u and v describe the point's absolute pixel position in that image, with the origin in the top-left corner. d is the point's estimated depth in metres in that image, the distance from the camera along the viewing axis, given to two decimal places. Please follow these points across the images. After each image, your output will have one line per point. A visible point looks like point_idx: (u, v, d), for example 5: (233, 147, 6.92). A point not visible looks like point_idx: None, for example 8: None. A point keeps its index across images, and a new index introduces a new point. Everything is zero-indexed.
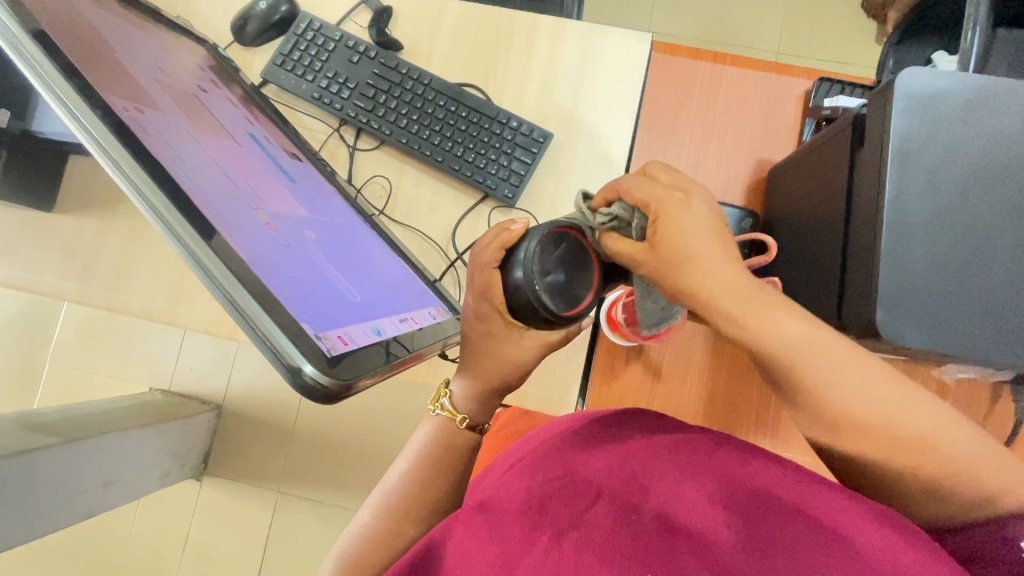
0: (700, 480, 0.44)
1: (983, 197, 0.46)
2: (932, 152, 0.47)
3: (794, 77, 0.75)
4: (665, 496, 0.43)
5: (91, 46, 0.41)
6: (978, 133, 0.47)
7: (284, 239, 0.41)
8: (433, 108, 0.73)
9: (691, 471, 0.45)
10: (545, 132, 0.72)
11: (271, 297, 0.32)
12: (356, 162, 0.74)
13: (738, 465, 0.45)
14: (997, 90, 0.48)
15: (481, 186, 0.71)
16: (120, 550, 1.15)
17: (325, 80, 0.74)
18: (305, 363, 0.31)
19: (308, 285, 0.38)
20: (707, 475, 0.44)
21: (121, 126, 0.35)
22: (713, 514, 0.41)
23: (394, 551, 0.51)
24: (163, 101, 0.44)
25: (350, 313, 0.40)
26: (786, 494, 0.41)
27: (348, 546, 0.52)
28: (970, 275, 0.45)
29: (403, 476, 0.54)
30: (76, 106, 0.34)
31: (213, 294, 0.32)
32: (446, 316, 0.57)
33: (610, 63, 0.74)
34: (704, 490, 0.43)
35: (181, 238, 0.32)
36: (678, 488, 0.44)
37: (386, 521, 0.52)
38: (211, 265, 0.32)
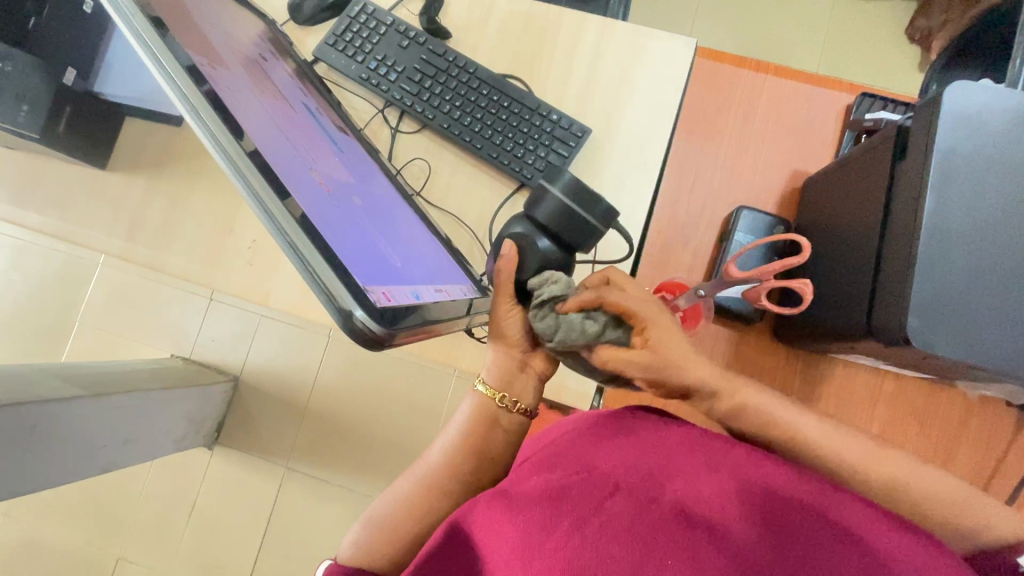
0: (718, 480, 0.44)
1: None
2: (975, 167, 0.47)
3: (836, 92, 0.75)
4: (681, 490, 0.44)
5: (173, 5, 0.43)
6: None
7: (337, 201, 0.43)
8: (476, 95, 0.75)
9: (708, 468, 0.45)
10: (584, 128, 0.73)
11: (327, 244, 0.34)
12: (397, 143, 0.76)
13: (755, 463, 0.46)
14: None
15: (517, 175, 0.72)
16: (131, 508, 1.18)
17: (374, 62, 0.76)
18: (357, 309, 0.32)
19: (356, 244, 0.39)
20: (724, 475, 0.44)
21: (200, 76, 0.37)
22: (728, 510, 0.41)
23: (423, 517, 0.53)
24: (231, 62, 0.46)
25: (392, 275, 0.41)
26: (808, 502, 0.42)
27: (379, 510, 0.54)
28: (1009, 289, 0.45)
29: (439, 452, 0.56)
30: (163, 55, 0.36)
31: (273, 238, 0.34)
32: (475, 294, 0.58)
33: (654, 66, 0.76)
34: (721, 487, 0.43)
35: (248, 180, 0.34)
36: (695, 484, 0.44)
37: (418, 493, 0.54)
38: (277, 211, 0.33)
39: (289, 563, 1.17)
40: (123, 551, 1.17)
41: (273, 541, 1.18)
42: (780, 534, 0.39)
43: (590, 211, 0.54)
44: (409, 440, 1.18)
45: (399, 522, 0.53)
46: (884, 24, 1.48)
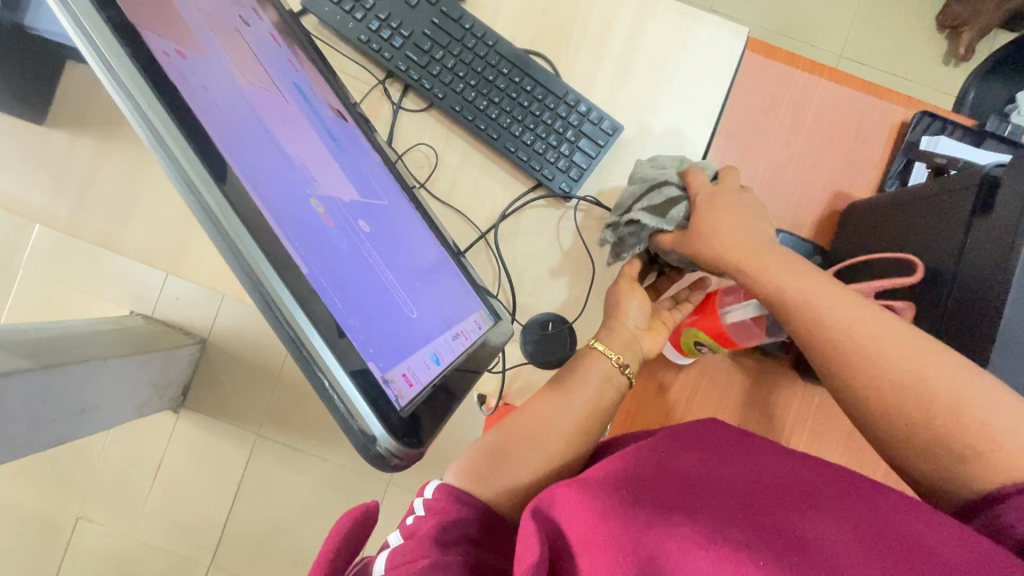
0: (832, 515, 0.38)
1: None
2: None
3: (891, 106, 0.68)
4: (798, 512, 0.38)
5: None
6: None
7: (345, 240, 0.34)
8: (494, 74, 0.64)
9: (830, 494, 0.40)
10: (616, 124, 0.64)
11: (341, 335, 0.26)
12: (399, 122, 0.65)
13: (880, 504, 0.39)
14: None
15: (536, 173, 0.64)
16: (84, 471, 1.08)
17: (376, 21, 0.64)
18: (378, 430, 0.25)
19: (371, 304, 0.32)
20: (844, 503, 0.39)
21: (164, 77, 0.26)
22: (845, 551, 0.35)
23: (520, 458, 0.50)
24: (205, 37, 0.35)
25: (410, 337, 0.35)
26: (947, 547, 0.35)
27: (491, 441, 0.52)
28: None
29: (559, 393, 0.56)
30: (100, 38, 0.24)
31: (269, 325, 0.25)
32: (489, 323, 0.51)
33: (697, 58, 0.67)
34: (836, 527, 0.37)
35: (237, 249, 0.25)
36: (804, 517, 0.38)
37: (534, 429, 0.52)
38: (277, 295, 0.25)
39: (265, 534, 1.10)
40: (82, 510, 1.08)
41: (238, 516, 1.10)
42: None
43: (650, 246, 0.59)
44: None
45: (515, 457, 0.50)
46: (917, 10, 1.38)
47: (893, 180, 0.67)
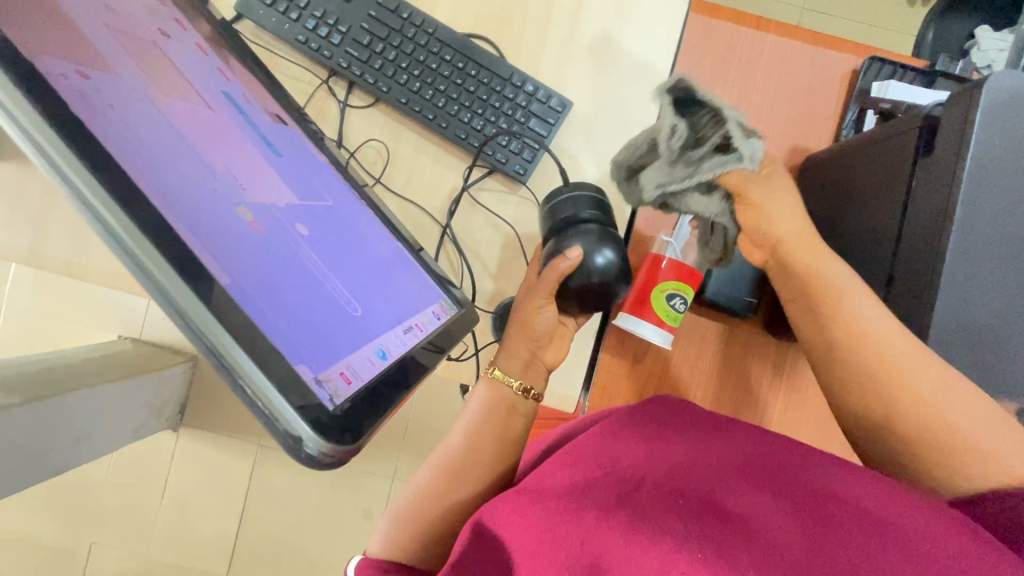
0: (752, 476, 0.42)
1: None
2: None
3: (841, 53, 0.67)
4: (723, 491, 0.41)
5: None
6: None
7: (274, 244, 0.34)
8: (437, 62, 0.64)
9: (753, 467, 0.43)
10: (564, 100, 0.64)
11: (267, 347, 0.27)
12: (348, 120, 0.65)
13: (796, 464, 0.43)
14: None
15: (489, 158, 0.63)
16: (93, 500, 1.08)
17: (312, 20, 0.63)
18: (319, 445, 0.26)
19: (303, 306, 0.32)
20: (758, 466, 0.43)
21: (52, 98, 0.25)
22: (763, 509, 0.39)
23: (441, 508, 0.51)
24: (113, 54, 0.34)
25: (353, 336, 0.35)
26: (852, 486, 0.41)
27: (404, 518, 0.51)
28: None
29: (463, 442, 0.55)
30: None
31: (190, 342, 0.26)
32: (450, 312, 0.52)
33: (641, 25, 0.66)
34: (754, 485, 0.41)
35: (147, 271, 0.25)
36: (727, 479, 0.42)
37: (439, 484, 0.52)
38: (194, 314, 0.25)
39: (279, 544, 1.10)
40: (96, 537, 1.08)
41: (250, 527, 1.10)
42: (828, 527, 0.38)
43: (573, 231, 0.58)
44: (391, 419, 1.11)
45: (421, 536, 0.51)
46: None
47: (848, 130, 0.66)
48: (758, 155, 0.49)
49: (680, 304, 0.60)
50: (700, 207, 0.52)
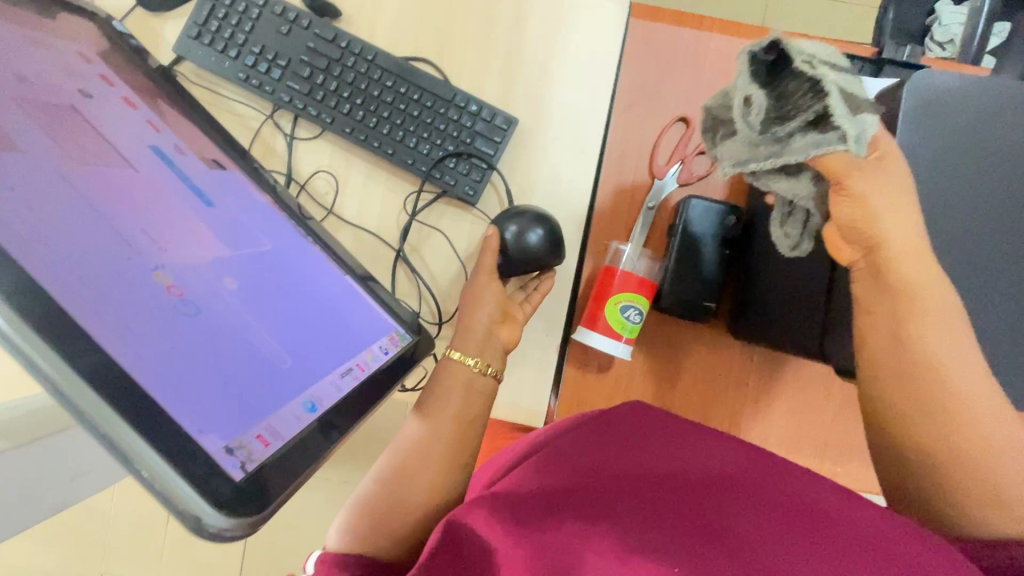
0: (719, 484, 0.44)
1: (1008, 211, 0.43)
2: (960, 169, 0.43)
3: None
4: (692, 502, 0.43)
5: None
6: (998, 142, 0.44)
7: (198, 311, 0.35)
8: (379, 89, 0.63)
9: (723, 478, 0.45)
10: (509, 117, 0.64)
11: (170, 431, 0.28)
12: (296, 152, 0.65)
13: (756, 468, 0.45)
14: None
15: (438, 182, 0.63)
16: (96, 537, 1.10)
17: (250, 56, 0.63)
18: (223, 523, 0.28)
19: (221, 372, 0.33)
20: (723, 472, 0.45)
21: None
22: (731, 515, 0.41)
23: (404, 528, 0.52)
24: (22, 128, 0.35)
25: (275, 393, 0.36)
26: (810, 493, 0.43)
27: None
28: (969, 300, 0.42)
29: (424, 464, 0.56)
30: None
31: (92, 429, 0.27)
32: (400, 345, 0.52)
33: (582, 33, 0.65)
34: (722, 493, 0.43)
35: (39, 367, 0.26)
36: (697, 490, 0.44)
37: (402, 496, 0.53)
38: (90, 407, 0.26)
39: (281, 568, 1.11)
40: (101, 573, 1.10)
41: (252, 553, 1.11)
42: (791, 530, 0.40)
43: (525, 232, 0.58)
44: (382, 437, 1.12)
45: None
46: None
47: None
48: (868, 134, 0.38)
49: (635, 316, 0.61)
50: (781, 188, 0.43)
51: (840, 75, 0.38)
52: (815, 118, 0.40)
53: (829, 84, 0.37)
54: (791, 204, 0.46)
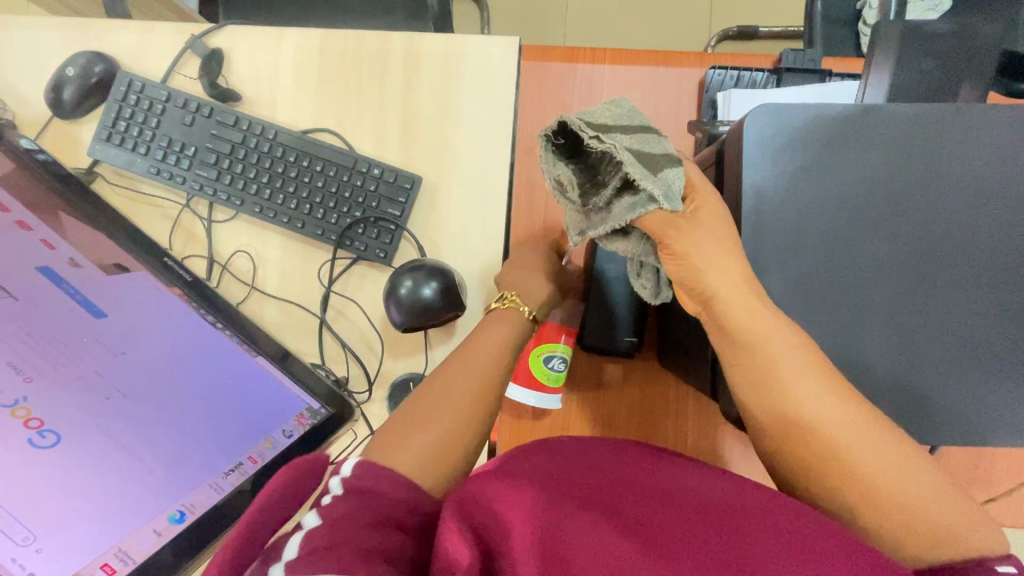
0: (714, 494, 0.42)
1: (873, 239, 0.40)
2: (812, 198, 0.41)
3: (684, 69, 0.66)
4: (759, 517, 0.39)
5: None
6: (854, 165, 0.40)
7: (60, 441, 0.39)
8: (283, 165, 0.65)
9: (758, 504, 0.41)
10: (411, 176, 0.64)
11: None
12: (215, 235, 0.67)
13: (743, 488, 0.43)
14: (855, 114, 0.41)
15: (349, 248, 0.64)
16: None
17: (159, 150, 0.65)
18: None
19: (76, 507, 0.38)
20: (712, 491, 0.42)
21: None
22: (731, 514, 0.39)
23: None
24: None
25: (132, 510, 0.40)
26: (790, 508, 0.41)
27: None
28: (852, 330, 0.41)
29: None
30: None
31: None
32: (309, 423, 0.52)
33: (475, 84, 0.66)
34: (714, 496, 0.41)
35: None
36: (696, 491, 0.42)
37: None
38: None
39: None
40: None
41: None
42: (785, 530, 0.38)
43: (414, 291, 0.54)
44: None
45: None
46: None
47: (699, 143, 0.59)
48: (677, 187, 0.38)
49: (558, 364, 0.61)
50: (618, 250, 0.43)
51: (628, 138, 0.37)
52: (626, 182, 0.38)
53: (621, 151, 0.35)
54: (639, 261, 0.46)
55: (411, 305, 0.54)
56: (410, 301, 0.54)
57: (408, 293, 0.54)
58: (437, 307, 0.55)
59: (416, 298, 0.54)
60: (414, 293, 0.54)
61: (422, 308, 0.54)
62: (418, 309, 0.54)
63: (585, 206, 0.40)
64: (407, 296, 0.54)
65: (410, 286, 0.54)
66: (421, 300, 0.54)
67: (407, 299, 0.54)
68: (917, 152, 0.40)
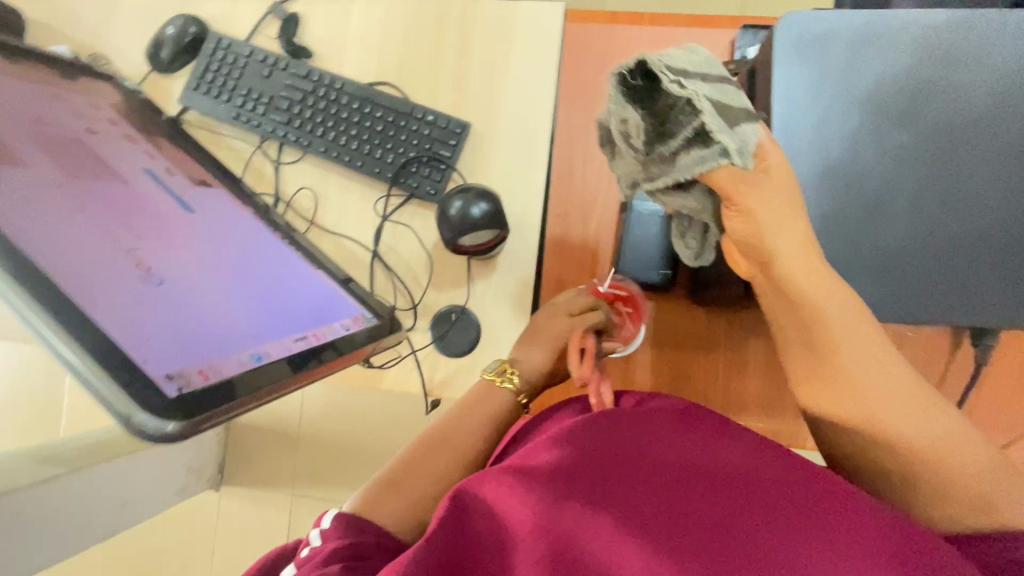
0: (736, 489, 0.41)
1: (882, 149, 0.46)
2: (836, 105, 0.46)
3: (717, 29, 0.71)
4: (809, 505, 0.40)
5: None
6: (875, 76, 0.45)
7: (162, 283, 0.42)
8: (348, 111, 0.72)
9: (730, 476, 0.43)
10: (462, 122, 0.71)
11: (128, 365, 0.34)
12: (283, 175, 0.74)
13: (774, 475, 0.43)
14: (886, 26, 0.46)
15: (403, 186, 0.70)
16: None
17: (240, 98, 0.74)
18: (140, 415, 0.33)
19: (179, 325, 0.39)
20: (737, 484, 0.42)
21: None
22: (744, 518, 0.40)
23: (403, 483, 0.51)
24: (29, 152, 0.44)
25: (222, 344, 0.42)
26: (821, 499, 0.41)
27: None
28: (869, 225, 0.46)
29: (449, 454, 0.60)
30: None
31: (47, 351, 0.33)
32: (362, 325, 0.57)
33: (523, 43, 0.72)
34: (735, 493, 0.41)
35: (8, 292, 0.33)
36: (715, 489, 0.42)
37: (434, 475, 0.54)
38: (42, 326, 0.33)
39: None
40: None
41: None
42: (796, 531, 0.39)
43: (464, 208, 0.59)
44: None
45: None
46: None
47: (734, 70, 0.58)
48: (751, 144, 0.41)
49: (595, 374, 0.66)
50: (679, 205, 0.45)
51: (707, 87, 0.39)
52: (698, 134, 0.40)
53: (700, 100, 0.38)
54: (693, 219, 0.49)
55: (462, 221, 0.60)
56: (461, 218, 0.59)
57: (460, 210, 0.60)
58: (486, 223, 0.60)
59: (465, 214, 0.59)
60: (464, 209, 0.59)
61: (472, 224, 0.59)
62: (469, 224, 0.60)
63: (649, 155, 0.43)
64: (458, 213, 0.60)
65: (461, 204, 0.60)
66: (470, 216, 0.59)
67: (457, 215, 0.60)
68: (933, 66, 0.45)
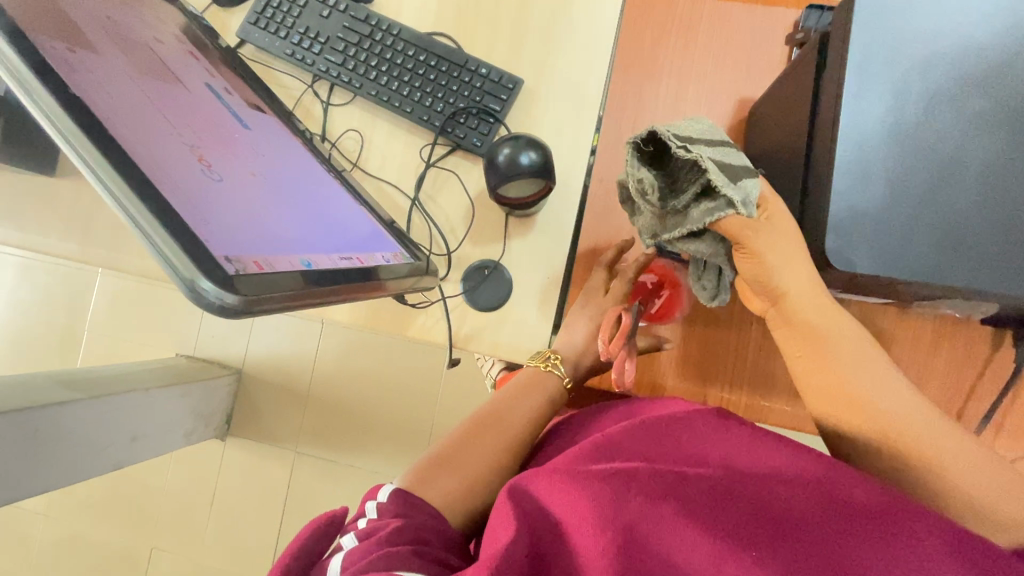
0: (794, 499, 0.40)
1: (959, 117, 0.43)
2: (912, 73, 0.43)
3: (780, 9, 0.70)
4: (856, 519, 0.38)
5: (43, 10, 0.41)
6: (953, 44, 0.43)
7: (223, 181, 0.42)
8: (402, 58, 0.72)
9: (787, 483, 0.41)
10: (514, 78, 0.71)
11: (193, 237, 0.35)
12: (331, 116, 0.74)
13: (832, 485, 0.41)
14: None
15: (449, 136, 0.70)
16: (154, 500, 1.28)
17: (297, 35, 0.74)
18: (202, 280, 0.33)
19: (239, 222, 0.40)
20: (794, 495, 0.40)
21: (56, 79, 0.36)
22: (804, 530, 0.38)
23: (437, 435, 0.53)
24: (106, 46, 0.44)
25: (276, 246, 0.42)
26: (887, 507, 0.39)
27: None
28: (940, 199, 0.43)
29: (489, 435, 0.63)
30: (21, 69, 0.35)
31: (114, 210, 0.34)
32: (402, 261, 0.57)
33: (582, 5, 0.72)
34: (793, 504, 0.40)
35: (83, 154, 0.34)
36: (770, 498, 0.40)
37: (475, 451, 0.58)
38: (114, 190, 0.33)
39: None
40: (156, 542, 1.27)
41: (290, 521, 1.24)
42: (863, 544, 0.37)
43: (511, 155, 0.59)
44: (420, 424, 1.23)
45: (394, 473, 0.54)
46: None
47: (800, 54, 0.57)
48: (752, 195, 0.46)
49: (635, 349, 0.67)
50: (691, 249, 0.51)
51: (710, 150, 0.45)
52: (706, 189, 0.46)
53: (705, 161, 0.43)
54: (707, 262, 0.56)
55: (510, 166, 0.59)
56: (508, 164, 0.59)
57: (507, 156, 0.59)
58: (533, 171, 0.60)
59: (513, 160, 0.59)
60: (512, 156, 0.59)
61: (518, 171, 0.59)
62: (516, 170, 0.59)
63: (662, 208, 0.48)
64: (505, 159, 0.59)
65: (509, 150, 0.59)
66: (518, 164, 0.59)
67: (505, 162, 0.59)
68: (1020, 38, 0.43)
